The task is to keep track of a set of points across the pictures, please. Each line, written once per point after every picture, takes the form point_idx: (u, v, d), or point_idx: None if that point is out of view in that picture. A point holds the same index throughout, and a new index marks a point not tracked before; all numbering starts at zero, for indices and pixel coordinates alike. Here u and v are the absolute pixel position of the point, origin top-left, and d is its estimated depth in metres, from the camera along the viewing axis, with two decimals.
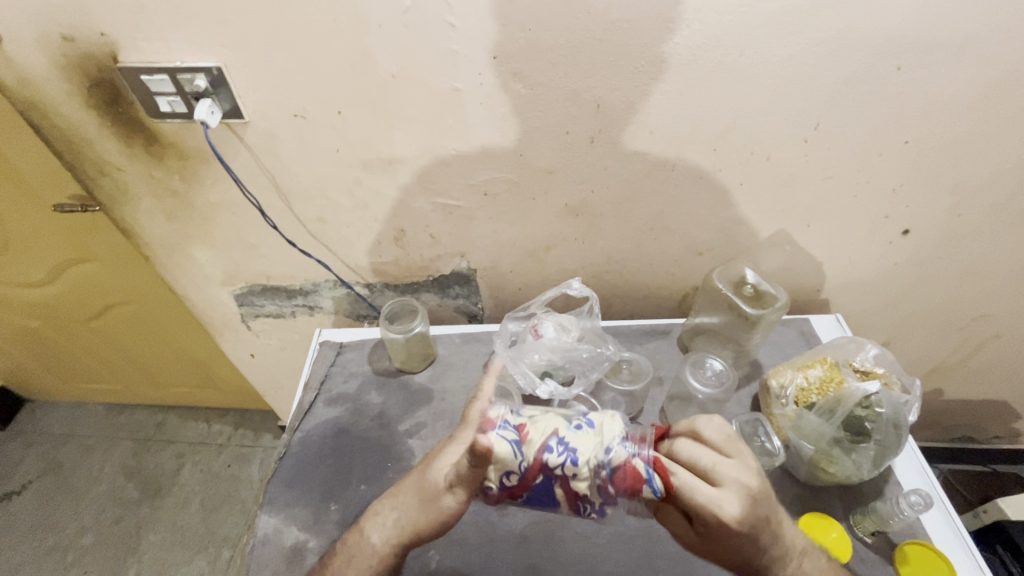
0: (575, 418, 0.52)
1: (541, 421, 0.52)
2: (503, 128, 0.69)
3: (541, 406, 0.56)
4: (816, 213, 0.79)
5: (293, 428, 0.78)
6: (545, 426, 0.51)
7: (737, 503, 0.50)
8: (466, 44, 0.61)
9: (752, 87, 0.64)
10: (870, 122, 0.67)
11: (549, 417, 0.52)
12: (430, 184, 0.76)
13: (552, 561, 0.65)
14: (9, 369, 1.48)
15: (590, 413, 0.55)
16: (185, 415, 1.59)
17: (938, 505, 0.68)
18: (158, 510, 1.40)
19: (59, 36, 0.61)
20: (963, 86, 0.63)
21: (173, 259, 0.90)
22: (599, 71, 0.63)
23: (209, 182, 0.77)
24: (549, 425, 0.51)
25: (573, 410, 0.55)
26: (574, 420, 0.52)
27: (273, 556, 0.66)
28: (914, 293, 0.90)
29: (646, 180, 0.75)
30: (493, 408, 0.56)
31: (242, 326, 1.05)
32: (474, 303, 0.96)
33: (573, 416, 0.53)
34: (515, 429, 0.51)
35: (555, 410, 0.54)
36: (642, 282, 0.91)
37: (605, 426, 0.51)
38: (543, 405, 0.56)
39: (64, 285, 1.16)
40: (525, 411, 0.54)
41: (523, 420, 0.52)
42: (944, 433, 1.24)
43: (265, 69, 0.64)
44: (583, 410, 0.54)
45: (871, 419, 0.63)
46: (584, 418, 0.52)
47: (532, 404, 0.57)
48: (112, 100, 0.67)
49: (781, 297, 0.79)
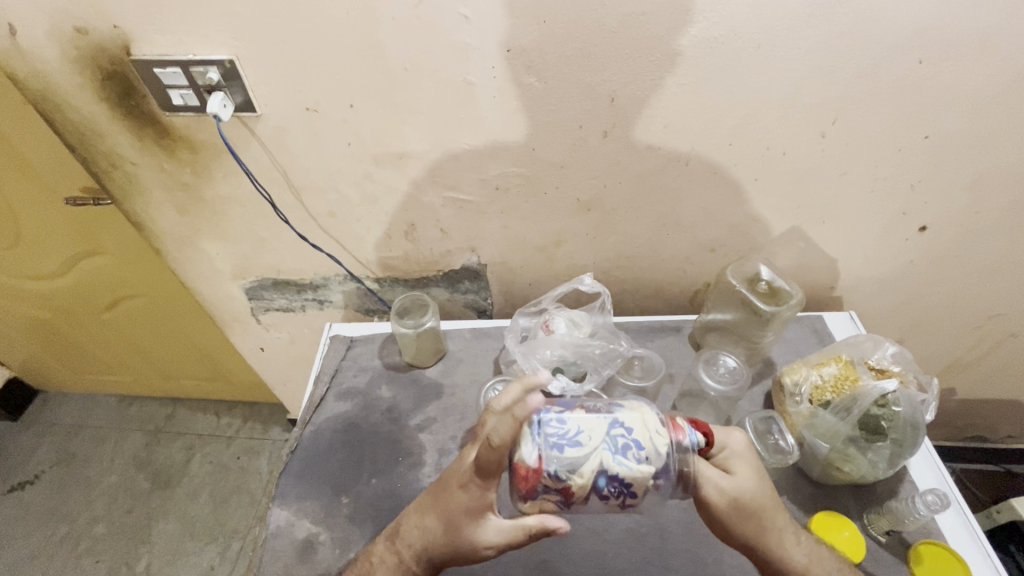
0: (619, 449, 0.48)
1: (584, 464, 0.47)
2: (515, 122, 0.68)
3: (577, 432, 0.48)
4: (831, 209, 0.78)
5: (304, 422, 0.78)
6: (593, 474, 0.47)
7: (744, 436, 0.56)
8: (479, 36, 0.60)
9: (769, 81, 0.63)
10: (889, 117, 0.66)
11: (591, 458, 0.47)
12: (441, 178, 0.76)
13: (563, 557, 0.65)
14: (22, 361, 1.49)
15: (629, 421, 0.49)
16: (194, 408, 1.60)
17: (954, 505, 0.67)
18: (169, 501, 1.42)
19: (72, 28, 0.60)
20: (986, 79, 0.62)
21: (184, 252, 0.90)
22: (614, 64, 0.62)
23: (220, 175, 0.77)
24: (594, 468, 0.48)
25: (613, 431, 0.49)
26: (620, 454, 0.48)
27: (286, 548, 0.66)
28: (929, 291, 0.89)
29: (660, 175, 0.74)
30: (524, 446, 0.49)
31: (252, 319, 1.05)
32: (484, 298, 0.96)
33: (614, 441, 0.48)
34: (562, 490, 0.48)
35: (595, 438, 0.48)
36: (653, 278, 0.90)
37: (653, 450, 0.48)
38: (579, 430, 0.48)
39: (75, 277, 1.17)
40: (563, 463, 0.48)
41: (569, 477, 0.48)
42: (956, 432, 1.23)
43: (277, 62, 0.63)
44: (622, 424, 0.49)
45: (887, 417, 0.63)
46: (627, 441, 0.48)
47: (565, 427, 0.49)
48: (125, 93, 0.67)
49: (795, 294, 0.78)
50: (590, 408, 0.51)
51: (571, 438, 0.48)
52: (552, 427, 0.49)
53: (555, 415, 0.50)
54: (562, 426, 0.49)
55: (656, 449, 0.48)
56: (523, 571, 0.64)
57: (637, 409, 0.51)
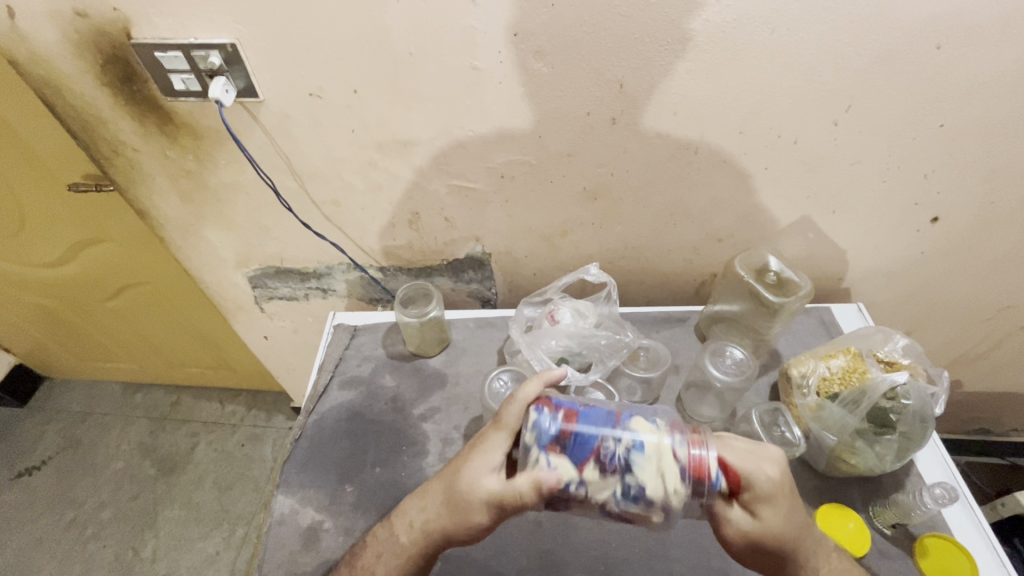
0: (627, 497, 0.46)
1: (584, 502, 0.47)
2: (522, 108, 0.67)
3: (578, 486, 0.47)
4: (842, 199, 0.77)
5: (307, 411, 0.78)
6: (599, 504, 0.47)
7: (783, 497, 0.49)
8: (486, 20, 0.59)
9: (780, 67, 0.61)
10: (904, 105, 0.65)
11: (599, 493, 0.47)
12: (446, 166, 0.75)
13: (567, 547, 0.65)
14: (27, 348, 1.50)
15: (641, 469, 0.46)
16: (199, 396, 1.61)
17: (961, 499, 0.66)
18: (174, 487, 1.43)
19: (72, 11, 0.60)
20: (1005, 66, 0.60)
21: (187, 240, 0.90)
22: (623, 49, 0.61)
23: (223, 162, 0.76)
24: (602, 500, 0.47)
25: (626, 467, 0.46)
26: (626, 502, 0.46)
27: (290, 536, 0.66)
28: (940, 282, 0.88)
29: (668, 163, 0.73)
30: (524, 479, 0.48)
31: (256, 308, 1.05)
32: (488, 288, 0.95)
33: (619, 486, 0.46)
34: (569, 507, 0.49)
35: (596, 491, 0.47)
36: (659, 269, 0.90)
37: (665, 500, 0.46)
38: (581, 484, 0.47)
39: (79, 265, 1.17)
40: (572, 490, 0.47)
41: (576, 499, 0.48)
42: (961, 425, 1.22)
43: (280, 47, 0.62)
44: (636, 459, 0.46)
45: (897, 411, 0.62)
46: (637, 491, 0.46)
47: (565, 477, 0.47)
48: (126, 78, 0.66)
49: (804, 286, 0.77)
50: (603, 456, 0.47)
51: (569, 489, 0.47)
52: (549, 475, 0.47)
53: (552, 464, 0.47)
54: (559, 474, 0.47)
55: (669, 500, 0.46)
56: (527, 562, 0.63)
57: (655, 446, 0.47)
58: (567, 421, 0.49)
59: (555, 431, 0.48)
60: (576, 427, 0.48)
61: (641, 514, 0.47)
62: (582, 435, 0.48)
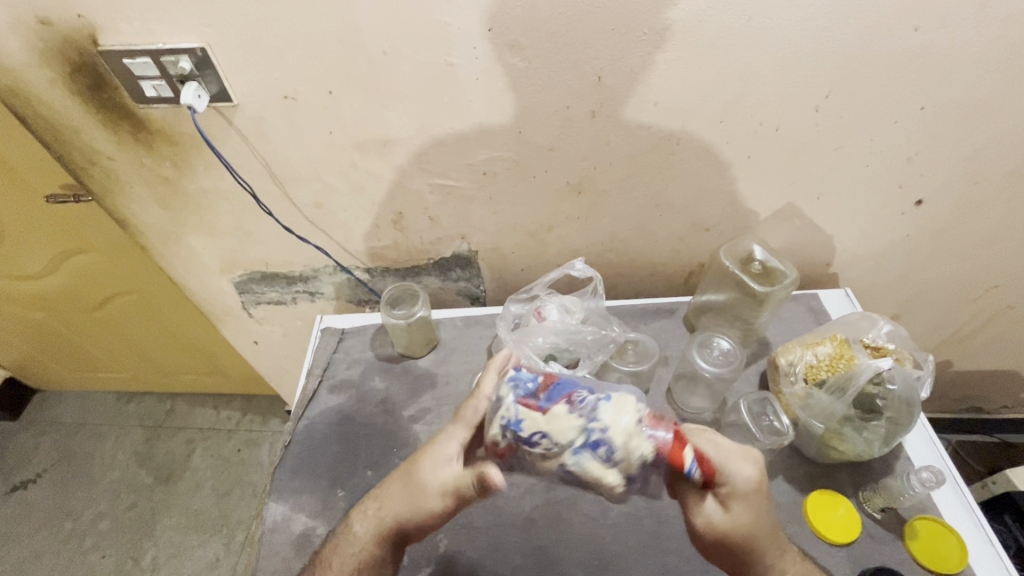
0: (613, 398, 0.49)
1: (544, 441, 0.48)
2: (500, 104, 0.67)
3: (542, 440, 0.48)
4: (826, 185, 0.76)
5: (298, 415, 0.77)
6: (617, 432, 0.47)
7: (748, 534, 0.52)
8: (459, 16, 0.58)
9: (759, 54, 0.61)
10: (884, 88, 0.64)
11: (607, 414, 0.48)
12: (427, 165, 0.74)
13: (561, 544, 0.65)
14: (17, 361, 1.48)
15: (614, 400, 0.49)
16: (193, 402, 1.60)
17: (950, 481, 0.67)
18: (172, 495, 1.43)
19: (35, 19, 0.58)
20: (983, 46, 0.60)
21: (169, 248, 0.88)
22: (600, 41, 0.60)
23: (201, 168, 0.75)
24: (614, 423, 0.47)
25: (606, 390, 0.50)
26: (620, 400, 0.49)
27: (283, 543, 0.66)
28: (926, 265, 0.88)
29: (650, 154, 0.72)
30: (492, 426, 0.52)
31: (243, 314, 1.04)
32: (476, 286, 0.95)
33: (592, 405, 0.48)
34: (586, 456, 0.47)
35: (557, 437, 0.47)
36: (646, 261, 0.89)
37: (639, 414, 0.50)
38: (584, 398, 0.49)
39: (63, 276, 1.15)
40: (585, 419, 0.48)
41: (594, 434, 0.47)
42: (952, 405, 1.23)
43: (252, 49, 0.61)
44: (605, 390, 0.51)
45: (881, 396, 0.63)
46: (600, 437, 0.47)
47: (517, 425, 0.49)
48: (96, 86, 0.65)
49: (790, 274, 0.77)
50: (575, 402, 0.49)
51: (535, 441, 0.48)
52: (516, 427, 0.49)
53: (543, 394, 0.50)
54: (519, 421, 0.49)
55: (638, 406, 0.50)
56: (521, 560, 0.63)
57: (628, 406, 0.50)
58: (546, 378, 0.52)
59: (534, 384, 0.52)
60: (550, 386, 0.51)
61: (610, 433, 0.47)
62: (562, 385, 0.51)
